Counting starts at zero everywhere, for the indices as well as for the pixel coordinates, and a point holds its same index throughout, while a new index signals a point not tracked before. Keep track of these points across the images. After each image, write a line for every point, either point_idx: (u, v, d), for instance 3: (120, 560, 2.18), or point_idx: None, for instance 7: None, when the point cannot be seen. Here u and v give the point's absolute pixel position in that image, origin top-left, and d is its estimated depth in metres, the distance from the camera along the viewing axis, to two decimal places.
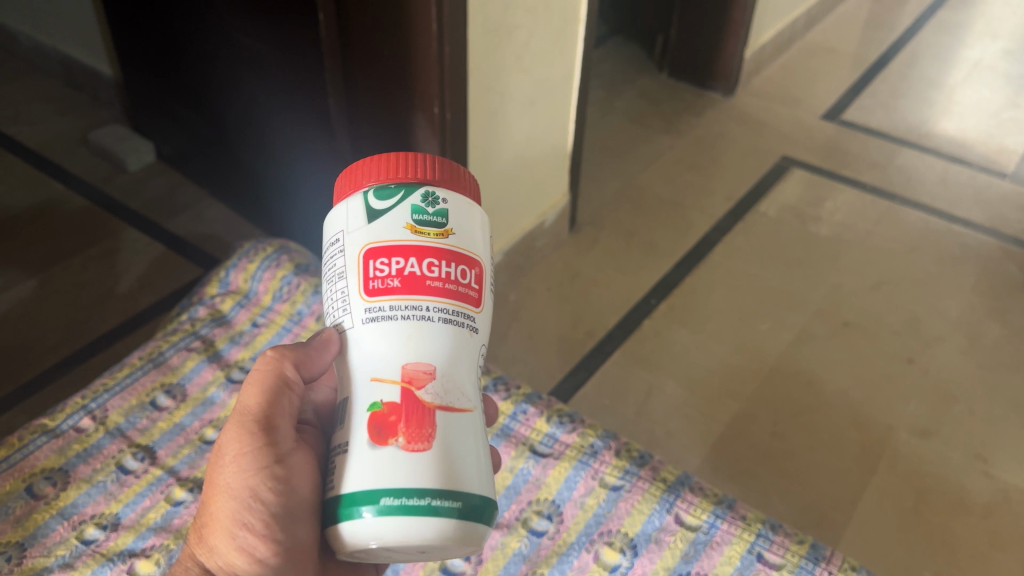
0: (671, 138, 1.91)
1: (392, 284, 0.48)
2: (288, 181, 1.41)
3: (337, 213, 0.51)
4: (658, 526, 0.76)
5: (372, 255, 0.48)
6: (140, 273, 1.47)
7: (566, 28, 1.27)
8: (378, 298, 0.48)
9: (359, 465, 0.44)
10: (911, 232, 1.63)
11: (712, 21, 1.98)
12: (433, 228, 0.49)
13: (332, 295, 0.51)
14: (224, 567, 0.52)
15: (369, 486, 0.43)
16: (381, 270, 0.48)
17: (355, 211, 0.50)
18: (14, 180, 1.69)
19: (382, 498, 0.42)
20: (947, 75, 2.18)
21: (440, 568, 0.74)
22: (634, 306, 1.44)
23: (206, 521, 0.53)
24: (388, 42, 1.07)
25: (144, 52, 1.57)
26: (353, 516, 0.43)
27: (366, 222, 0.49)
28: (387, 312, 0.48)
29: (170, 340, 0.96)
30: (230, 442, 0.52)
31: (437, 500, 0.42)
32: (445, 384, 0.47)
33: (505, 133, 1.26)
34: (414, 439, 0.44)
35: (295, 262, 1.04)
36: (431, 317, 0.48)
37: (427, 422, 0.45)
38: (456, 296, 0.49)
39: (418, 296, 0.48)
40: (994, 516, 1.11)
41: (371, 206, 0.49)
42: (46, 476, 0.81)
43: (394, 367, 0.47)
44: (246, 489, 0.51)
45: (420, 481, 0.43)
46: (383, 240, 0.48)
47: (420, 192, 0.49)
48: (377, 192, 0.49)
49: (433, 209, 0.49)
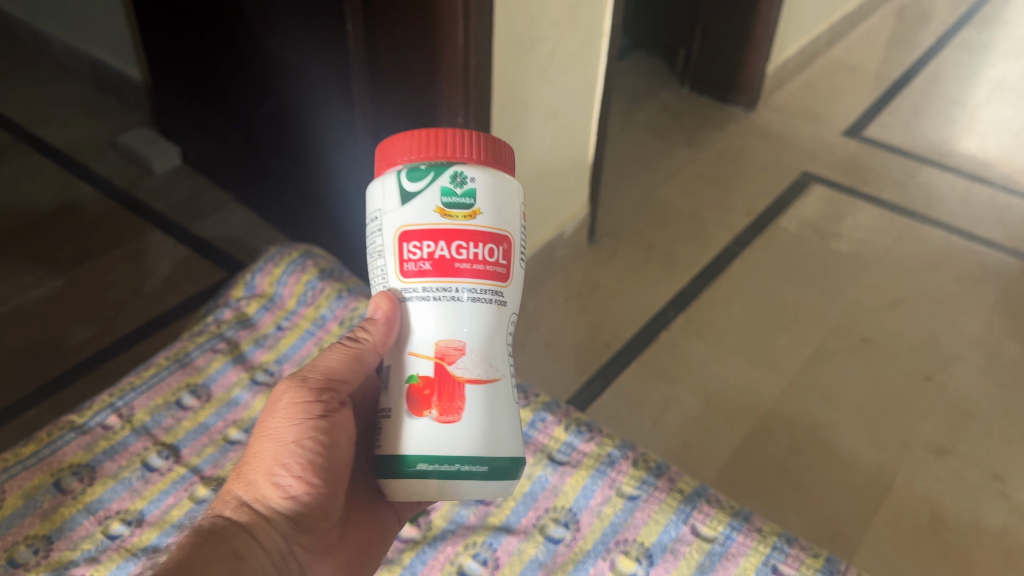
0: (692, 152, 1.92)
1: (423, 268, 0.51)
2: (314, 189, 1.43)
3: (376, 188, 0.54)
4: (675, 536, 0.76)
5: (407, 235, 0.52)
6: (165, 274, 1.49)
7: (590, 42, 1.28)
8: (412, 280, 0.52)
9: (398, 432, 0.50)
10: (931, 250, 1.63)
11: (734, 37, 1.99)
12: (461, 210, 0.51)
13: (374, 271, 0.55)
14: (259, 500, 0.57)
15: (405, 450, 0.49)
16: (413, 253, 0.52)
17: (390, 191, 0.52)
18: (44, 180, 1.72)
19: (419, 463, 0.48)
20: (969, 94, 2.18)
21: (457, 572, 0.75)
22: (652, 318, 1.45)
23: (251, 458, 0.58)
24: (415, 53, 1.09)
25: (174, 58, 1.60)
26: (392, 475, 0.50)
27: (400, 204, 0.52)
28: (420, 293, 0.52)
29: (196, 342, 0.98)
30: (290, 391, 0.57)
31: (465, 467, 0.48)
32: (476, 358, 0.50)
33: (529, 143, 1.28)
34: (445, 411, 0.49)
35: (319, 267, 1.05)
36: (459, 298, 0.51)
37: (457, 394, 0.49)
38: (483, 276, 0.51)
39: (447, 278, 0.51)
40: (1011, 536, 1.11)
41: (404, 187, 0.52)
42: (73, 472, 0.83)
43: (431, 343, 0.51)
44: (292, 435, 0.56)
45: (452, 449, 0.48)
46: (414, 224, 0.51)
47: (449, 174, 0.51)
48: (409, 173, 0.52)
49: (461, 190, 0.51)
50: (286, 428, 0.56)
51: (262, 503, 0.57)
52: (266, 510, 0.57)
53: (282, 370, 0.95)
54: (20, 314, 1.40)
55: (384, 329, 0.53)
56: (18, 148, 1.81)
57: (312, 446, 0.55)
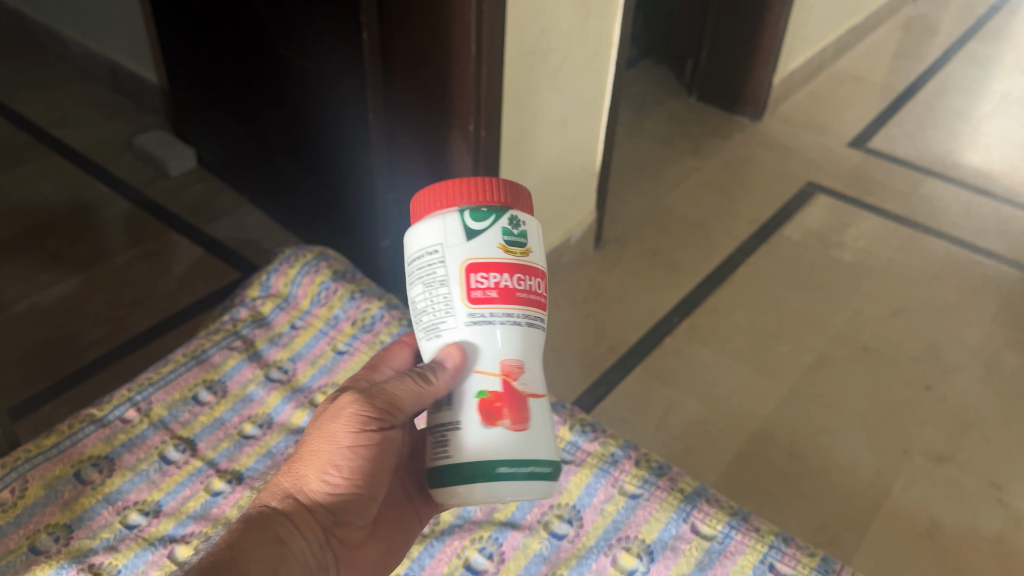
0: (698, 161, 1.95)
1: (492, 295, 0.54)
2: (326, 192, 1.46)
3: (434, 228, 0.56)
4: (675, 534, 0.79)
5: (476, 268, 0.54)
6: (180, 274, 1.52)
7: (599, 52, 1.31)
8: (481, 306, 0.54)
9: (475, 441, 0.53)
10: (933, 260, 1.65)
11: (742, 48, 2.01)
12: (518, 247, 0.56)
13: (430, 299, 0.56)
14: (305, 494, 0.59)
15: (486, 457, 0.52)
16: (481, 282, 0.54)
17: (453, 228, 0.55)
18: (61, 180, 1.75)
19: (500, 467, 0.52)
20: (974, 107, 2.20)
21: (463, 565, 0.77)
22: (656, 324, 1.48)
23: (302, 455, 0.60)
24: (428, 62, 1.12)
25: (191, 63, 1.64)
26: (471, 481, 0.52)
27: (465, 240, 0.55)
28: (488, 318, 0.54)
29: (212, 339, 1.00)
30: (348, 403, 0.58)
31: (537, 468, 0.53)
32: (532, 375, 0.55)
33: (537, 151, 1.30)
34: (517, 421, 0.53)
35: (333, 268, 1.08)
36: (520, 323, 0.55)
37: (524, 406, 0.54)
38: (536, 305, 0.56)
39: (512, 305, 0.55)
40: (1006, 543, 1.13)
41: (469, 225, 0.55)
42: (93, 464, 0.86)
43: (494, 360, 0.54)
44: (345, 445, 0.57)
45: (526, 453, 0.53)
46: (481, 256, 0.54)
47: (507, 216, 0.56)
48: (472, 213, 0.55)
49: (517, 231, 0.56)
50: (339, 436, 0.57)
51: (307, 498, 0.59)
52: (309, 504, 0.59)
53: (296, 368, 0.98)
54: (37, 311, 1.43)
55: (443, 370, 0.54)
56: (36, 148, 1.85)
57: (361, 458, 0.58)
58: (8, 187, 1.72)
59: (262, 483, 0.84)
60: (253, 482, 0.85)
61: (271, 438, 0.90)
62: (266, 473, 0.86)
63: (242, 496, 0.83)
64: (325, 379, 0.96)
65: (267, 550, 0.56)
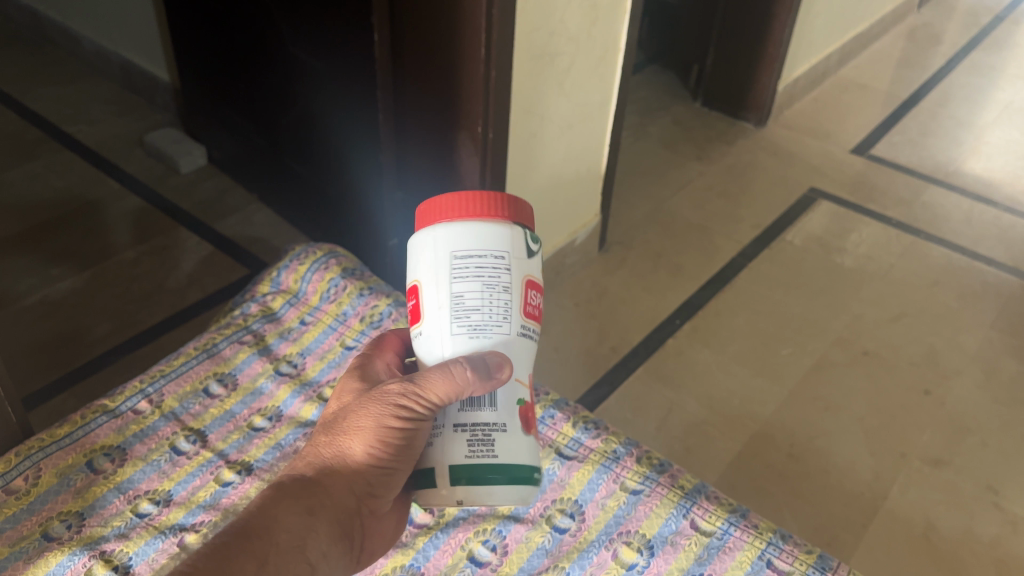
0: (702, 165, 1.96)
1: (537, 313, 0.61)
2: (335, 191, 1.48)
3: (508, 238, 0.59)
4: (675, 529, 0.80)
5: (531, 284, 0.60)
6: (189, 270, 1.54)
7: (606, 57, 1.33)
8: (530, 320, 0.60)
9: (520, 444, 0.59)
10: (934, 267, 1.67)
11: (747, 54, 2.03)
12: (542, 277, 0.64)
13: (489, 301, 0.58)
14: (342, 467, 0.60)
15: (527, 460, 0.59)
16: (533, 300, 0.60)
17: (520, 242, 0.59)
18: (73, 175, 1.77)
19: (532, 471, 0.59)
20: (977, 116, 2.22)
21: (467, 557, 0.79)
22: (659, 326, 1.49)
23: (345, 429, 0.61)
24: (438, 65, 1.14)
25: (202, 62, 1.66)
26: (512, 481, 0.58)
27: (528, 257, 0.60)
28: (531, 333, 0.61)
29: (223, 333, 1.02)
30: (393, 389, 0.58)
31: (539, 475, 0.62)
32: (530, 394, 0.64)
33: (544, 153, 1.32)
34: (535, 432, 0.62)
35: (342, 266, 1.10)
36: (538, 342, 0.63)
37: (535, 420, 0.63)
38: None
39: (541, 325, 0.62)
40: (1002, 546, 1.14)
41: (530, 245, 0.60)
42: (105, 453, 0.87)
43: (526, 369, 0.61)
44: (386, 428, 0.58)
45: (539, 461, 0.61)
46: (536, 277, 0.61)
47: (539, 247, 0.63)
48: (531, 234, 0.61)
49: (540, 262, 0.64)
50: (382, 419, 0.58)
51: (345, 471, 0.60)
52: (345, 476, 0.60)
53: (305, 363, 1.00)
54: (48, 305, 1.44)
55: (489, 380, 0.56)
56: (48, 144, 1.87)
57: (396, 447, 0.59)
58: (21, 182, 1.74)
59: (271, 474, 0.86)
60: (262, 473, 0.86)
61: (280, 430, 0.92)
62: (275, 465, 0.87)
63: (252, 486, 0.85)
64: (333, 374, 0.98)
65: (297, 524, 0.58)
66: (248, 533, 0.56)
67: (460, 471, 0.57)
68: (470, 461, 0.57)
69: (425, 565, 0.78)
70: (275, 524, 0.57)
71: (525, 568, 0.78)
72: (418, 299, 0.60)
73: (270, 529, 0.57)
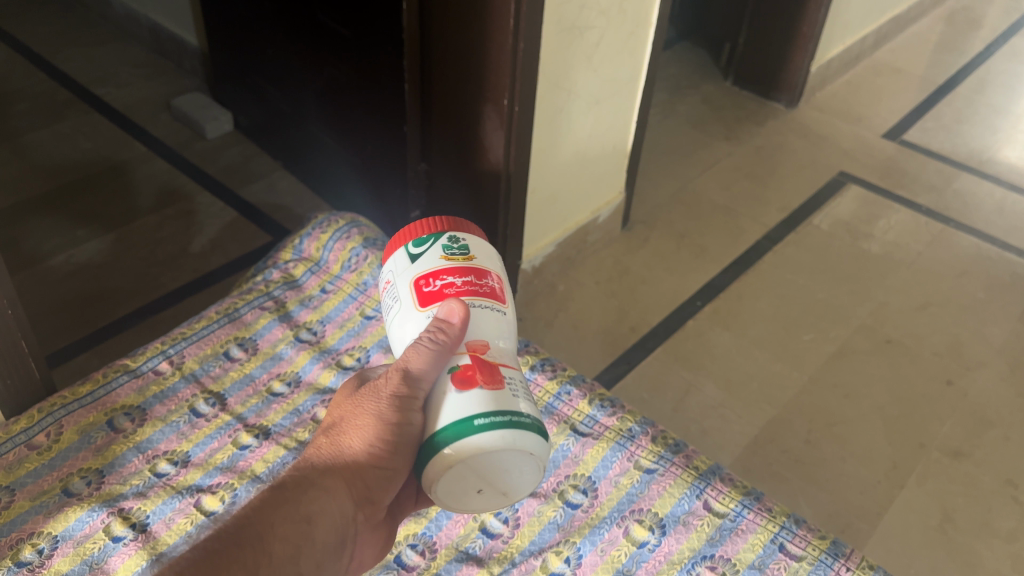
0: (730, 146, 1.94)
1: None
2: (359, 159, 1.48)
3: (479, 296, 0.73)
4: (688, 509, 0.80)
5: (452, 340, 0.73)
6: (212, 236, 1.55)
7: (637, 32, 1.31)
8: None
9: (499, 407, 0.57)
10: (963, 256, 1.64)
11: (780, 34, 2.00)
12: None
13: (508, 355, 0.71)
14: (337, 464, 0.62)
15: None
16: None
17: None
18: (101, 137, 1.79)
19: None
20: (1013, 103, 2.17)
21: (478, 528, 0.79)
22: (679, 308, 1.48)
23: (342, 433, 0.62)
24: (466, 34, 1.13)
25: (231, 28, 1.65)
26: None
27: None
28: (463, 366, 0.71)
29: (245, 299, 1.03)
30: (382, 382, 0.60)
31: None
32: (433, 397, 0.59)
33: (569, 128, 1.31)
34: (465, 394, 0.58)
35: (364, 236, 1.10)
36: None
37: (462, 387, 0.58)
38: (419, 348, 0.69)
39: None
40: (1019, 541, 1.13)
41: None
42: (125, 413, 0.88)
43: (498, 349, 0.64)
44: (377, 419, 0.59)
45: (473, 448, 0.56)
46: None
47: None
48: None
49: None
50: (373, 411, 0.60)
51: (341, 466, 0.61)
52: (339, 476, 0.61)
53: (324, 331, 1.01)
54: (74, 265, 1.46)
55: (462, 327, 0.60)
56: (76, 105, 1.88)
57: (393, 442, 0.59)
58: (49, 142, 1.76)
59: (289, 439, 0.87)
60: (280, 437, 0.87)
61: (298, 396, 0.92)
62: (293, 430, 0.88)
63: (269, 450, 0.86)
64: (352, 343, 0.98)
65: (294, 532, 0.58)
66: (239, 547, 0.55)
67: (534, 481, 0.59)
68: (527, 492, 0.60)
69: (437, 534, 0.79)
70: (268, 534, 0.57)
71: (535, 541, 0.78)
72: (502, 286, 0.67)
73: (261, 540, 0.56)
